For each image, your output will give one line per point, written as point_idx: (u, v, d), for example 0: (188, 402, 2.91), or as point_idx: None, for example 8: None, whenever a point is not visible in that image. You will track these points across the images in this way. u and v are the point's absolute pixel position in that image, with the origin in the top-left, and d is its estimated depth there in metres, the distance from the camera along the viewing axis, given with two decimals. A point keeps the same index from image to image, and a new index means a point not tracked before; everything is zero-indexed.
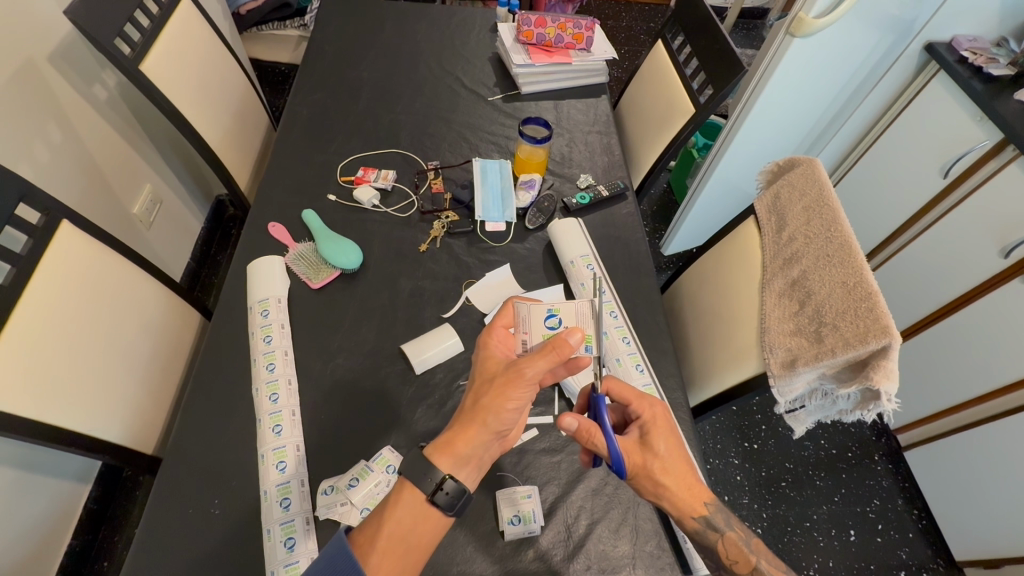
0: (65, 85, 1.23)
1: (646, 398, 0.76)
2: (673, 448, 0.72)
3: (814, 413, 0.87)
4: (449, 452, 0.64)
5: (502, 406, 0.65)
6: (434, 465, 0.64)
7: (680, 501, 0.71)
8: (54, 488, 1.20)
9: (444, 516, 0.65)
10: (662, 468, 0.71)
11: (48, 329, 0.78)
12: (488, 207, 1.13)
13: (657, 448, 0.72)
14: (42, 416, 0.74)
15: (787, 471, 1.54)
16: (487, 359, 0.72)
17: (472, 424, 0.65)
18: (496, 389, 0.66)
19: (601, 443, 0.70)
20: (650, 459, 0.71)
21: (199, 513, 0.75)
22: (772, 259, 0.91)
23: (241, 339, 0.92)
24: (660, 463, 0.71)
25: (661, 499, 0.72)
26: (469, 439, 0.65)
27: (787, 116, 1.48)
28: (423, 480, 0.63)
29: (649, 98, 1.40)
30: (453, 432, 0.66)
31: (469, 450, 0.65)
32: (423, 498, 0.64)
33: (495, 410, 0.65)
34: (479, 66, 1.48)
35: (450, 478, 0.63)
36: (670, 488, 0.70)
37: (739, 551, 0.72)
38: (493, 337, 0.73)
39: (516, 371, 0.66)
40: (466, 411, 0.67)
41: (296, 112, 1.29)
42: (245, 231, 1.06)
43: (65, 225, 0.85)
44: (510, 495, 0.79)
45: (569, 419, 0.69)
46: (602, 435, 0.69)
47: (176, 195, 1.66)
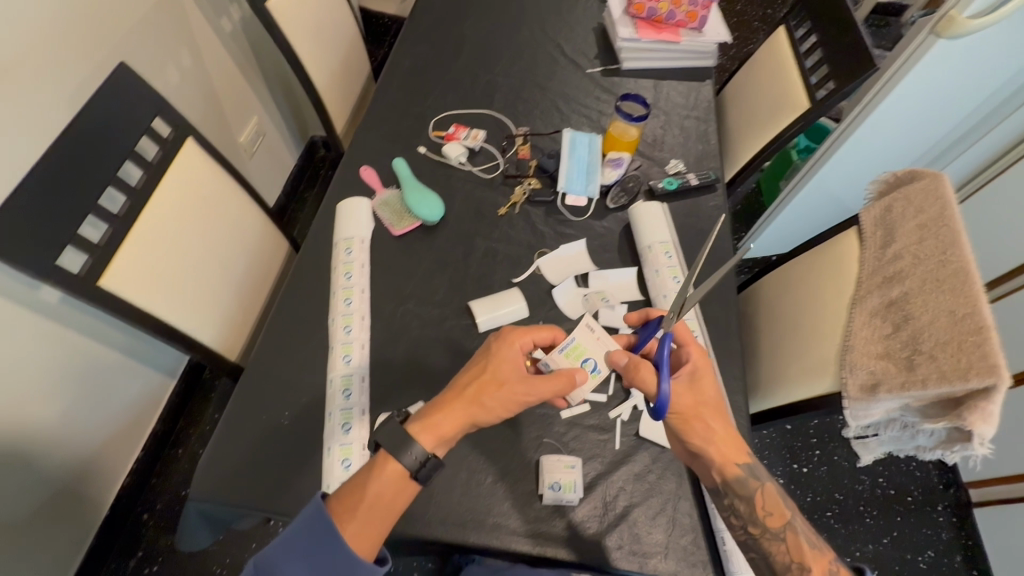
0: (198, 13, 1.32)
1: (697, 346, 0.77)
2: (719, 394, 0.74)
3: (887, 443, 0.82)
4: (434, 433, 0.68)
5: (494, 412, 0.70)
6: (415, 439, 0.67)
7: (723, 448, 0.72)
8: (149, 377, 1.35)
9: (415, 485, 0.67)
10: (711, 412, 0.73)
11: (166, 233, 0.86)
12: (571, 179, 1.12)
13: (706, 394, 0.74)
14: (153, 308, 0.84)
15: (835, 501, 1.47)
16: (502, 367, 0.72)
17: (462, 412, 0.69)
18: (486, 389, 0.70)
19: (650, 382, 0.71)
20: (700, 402, 0.73)
21: (271, 421, 0.83)
22: (871, 275, 0.84)
23: (324, 270, 0.98)
24: (709, 407, 0.73)
25: (705, 446, 0.72)
26: (456, 424, 0.69)
27: (913, 125, 1.34)
28: (401, 452, 0.66)
29: (757, 88, 1.31)
30: (441, 412, 0.69)
31: (452, 432, 0.69)
32: (404, 471, 0.66)
33: (489, 411, 0.70)
34: (582, 35, 1.44)
35: (433, 457, 0.67)
36: (715, 432, 0.72)
37: (776, 503, 0.72)
38: (517, 339, 0.74)
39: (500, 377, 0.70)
40: (458, 396, 0.70)
41: (399, 63, 1.33)
42: (338, 171, 1.11)
43: (190, 141, 0.92)
44: (554, 463, 0.80)
45: (620, 355, 0.75)
46: (652, 373, 0.72)
47: (278, 130, 1.76)
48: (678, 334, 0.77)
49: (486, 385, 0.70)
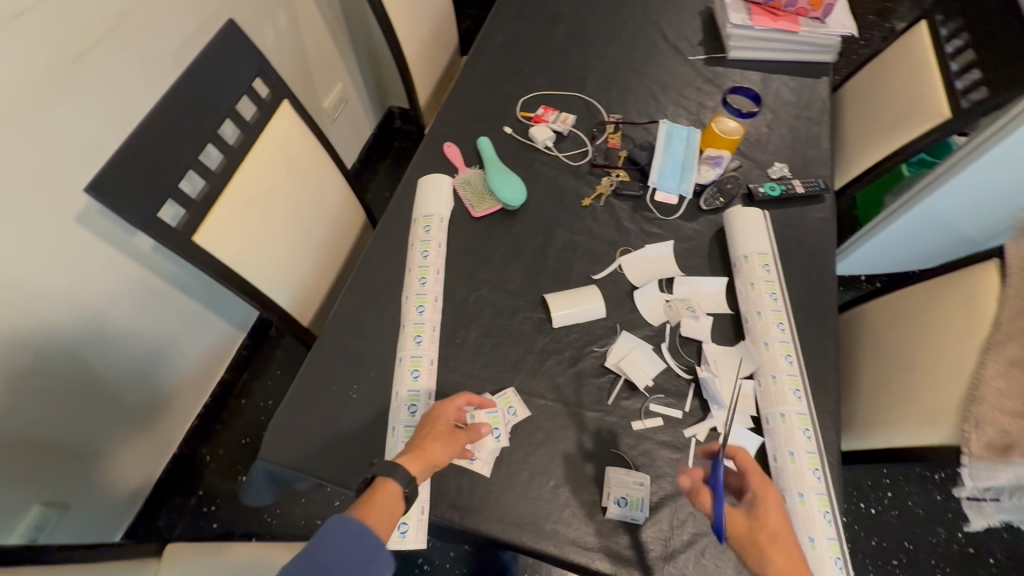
0: None
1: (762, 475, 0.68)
2: (786, 526, 0.64)
3: (1006, 510, 0.75)
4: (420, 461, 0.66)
5: (446, 432, 0.71)
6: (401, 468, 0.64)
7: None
8: (222, 328, 1.41)
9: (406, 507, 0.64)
10: (771, 541, 0.63)
11: (256, 193, 0.87)
12: (664, 174, 1.04)
13: (770, 522, 0.64)
14: (238, 266, 0.85)
15: (904, 551, 1.35)
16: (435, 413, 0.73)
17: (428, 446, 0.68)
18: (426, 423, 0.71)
19: (706, 505, 0.66)
20: (759, 530, 0.64)
21: (339, 392, 0.83)
22: (1010, 318, 0.75)
23: (400, 246, 0.96)
24: (768, 536, 0.63)
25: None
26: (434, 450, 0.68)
27: None
28: (395, 473, 0.63)
29: (883, 90, 1.17)
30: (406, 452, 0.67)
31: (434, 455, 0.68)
32: (398, 491, 0.63)
33: (442, 437, 0.70)
34: (687, 19, 1.34)
35: (414, 482, 0.64)
36: (778, 563, 0.61)
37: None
38: (452, 404, 0.74)
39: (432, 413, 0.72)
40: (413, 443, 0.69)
41: (491, 36, 1.28)
42: (422, 145, 1.09)
43: (285, 103, 0.92)
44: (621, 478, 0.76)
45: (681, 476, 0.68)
46: (708, 495, 0.65)
47: (360, 98, 1.77)
48: (737, 459, 0.69)
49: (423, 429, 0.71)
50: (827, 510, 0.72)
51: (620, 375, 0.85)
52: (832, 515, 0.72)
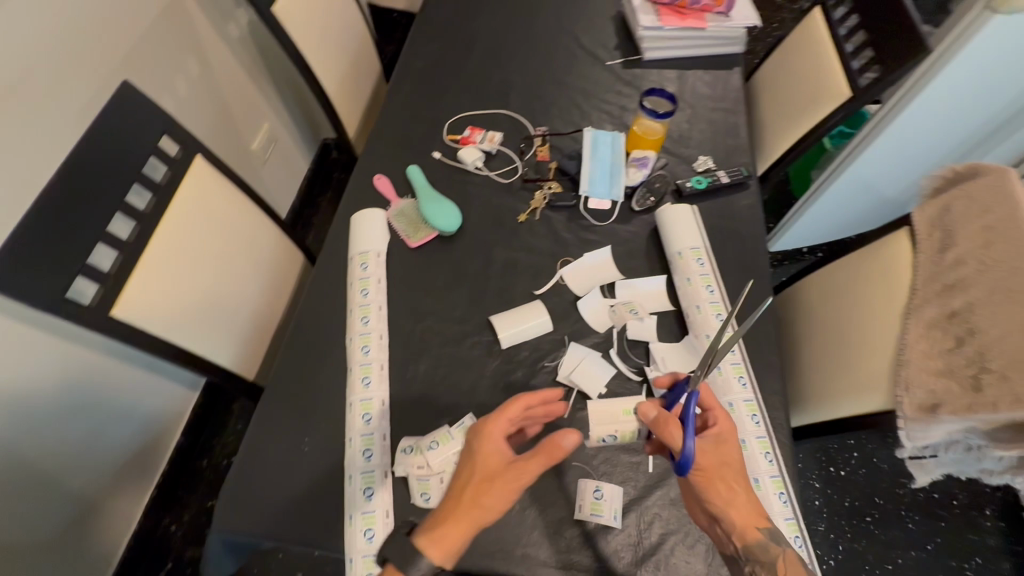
0: (204, 21, 1.29)
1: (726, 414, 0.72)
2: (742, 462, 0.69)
3: (948, 465, 0.75)
4: (439, 544, 0.61)
5: (496, 507, 0.62)
6: (422, 554, 0.60)
7: (744, 515, 0.66)
8: (171, 391, 1.35)
9: None
10: (734, 475, 0.68)
11: (175, 256, 0.85)
12: (594, 182, 1.06)
13: (731, 454, 0.69)
14: (166, 334, 0.83)
15: (875, 506, 1.45)
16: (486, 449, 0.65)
17: (463, 520, 0.62)
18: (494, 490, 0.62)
19: (676, 437, 0.67)
20: (726, 467, 0.68)
21: (291, 448, 0.80)
22: (927, 282, 0.76)
23: (339, 288, 0.95)
24: (732, 469, 0.68)
25: (724, 512, 0.66)
26: (459, 535, 0.61)
27: None
28: (411, 567, 0.60)
29: (792, 72, 1.22)
30: (445, 513, 0.63)
31: (457, 545, 0.61)
32: None
33: (488, 509, 0.62)
34: (599, 25, 1.38)
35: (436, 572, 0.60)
36: (738, 496, 0.67)
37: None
38: (493, 425, 0.66)
39: (516, 472, 0.63)
40: (456, 504, 0.63)
41: (410, 63, 1.28)
42: (352, 181, 1.07)
43: (199, 159, 0.90)
44: (603, 414, 0.80)
45: (649, 409, 0.70)
46: (681, 429, 0.67)
47: (289, 134, 1.73)
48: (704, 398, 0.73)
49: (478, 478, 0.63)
50: (781, 491, 0.76)
51: (572, 388, 0.86)
52: (787, 495, 0.77)
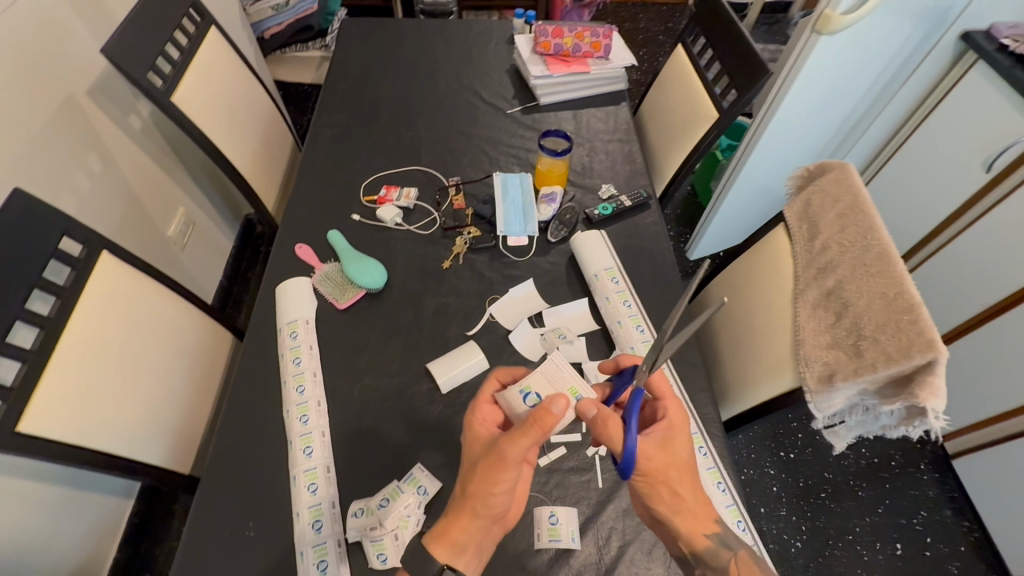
0: (102, 117, 1.28)
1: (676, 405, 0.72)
2: (692, 457, 0.69)
3: (854, 428, 0.82)
4: (444, 541, 0.63)
5: (490, 492, 0.62)
6: (431, 557, 0.62)
7: (689, 519, 0.69)
8: (100, 505, 1.24)
9: None
10: (682, 477, 0.68)
11: (87, 358, 0.81)
12: (509, 222, 1.13)
13: (678, 452, 0.69)
14: (85, 441, 0.79)
15: (826, 481, 1.54)
16: (471, 440, 0.67)
17: (464, 513, 0.63)
18: (483, 475, 0.62)
19: (618, 439, 0.66)
20: (673, 469, 0.68)
21: (235, 536, 0.77)
22: (805, 268, 0.87)
23: (271, 362, 0.94)
24: (680, 471, 0.68)
25: (671, 512, 0.69)
26: (464, 528, 0.63)
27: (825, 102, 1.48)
28: (422, 571, 0.62)
29: (671, 102, 1.38)
30: (448, 519, 0.64)
31: (465, 537, 0.63)
32: None
33: (482, 495, 0.62)
34: (496, 78, 1.49)
35: (449, 569, 0.62)
36: (686, 499, 0.68)
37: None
38: (477, 414, 0.70)
39: (499, 454, 0.61)
40: (458, 498, 0.65)
41: (320, 133, 1.32)
42: (273, 253, 1.08)
43: (105, 255, 0.88)
44: (552, 375, 0.72)
45: (589, 406, 0.68)
46: (622, 430, 0.66)
47: (207, 215, 1.71)
48: (655, 388, 0.73)
49: (470, 467, 0.65)
50: (719, 481, 0.82)
51: None
52: (725, 483, 0.82)
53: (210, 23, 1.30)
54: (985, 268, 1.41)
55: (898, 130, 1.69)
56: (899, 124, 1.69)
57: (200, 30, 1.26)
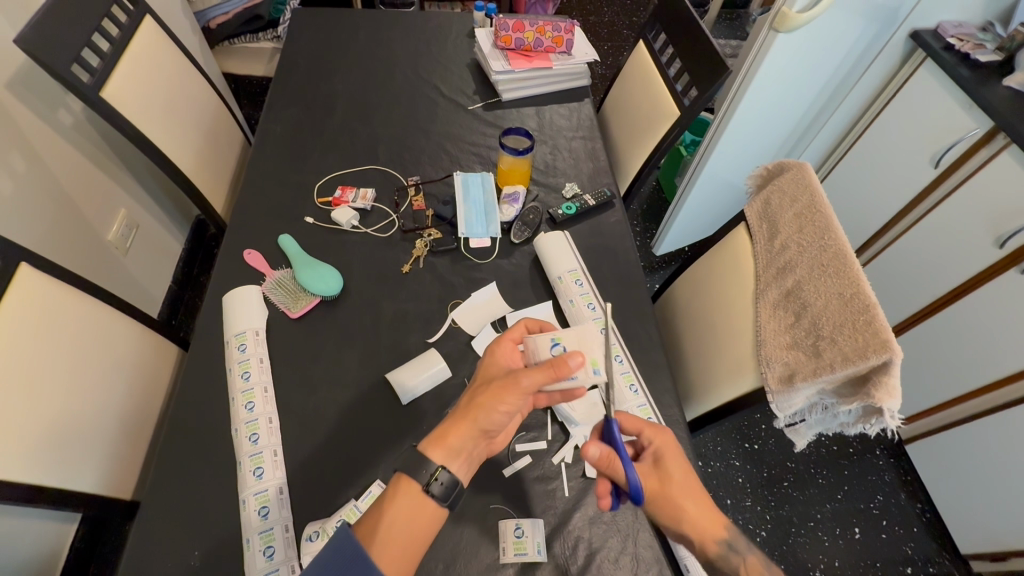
0: (25, 112, 1.18)
1: (656, 426, 0.77)
2: (686, 471, 0.73)
3: (814, 426, 0.82)
4: (442, 445, 0.64)
5: (496, 407, 0.65)
6: (428, 456, 0.63)
7: (700, 527, 0.71)
8: (40, 533, 1.15)
9: (440, 510, 0.63)
10: (680, 491, 0.71)
11: (1, 381, 0.73)
12: (471, 223, 1.10)
13: (671, 472, 0.72)
14: (0, 471, 0.71)
15: (789, 470, 1.58)
16: (488, 365, 0.71)
17: (463, 419, 0.66)
18: (495, 391, 0.66)
19: (621, 471, 0.68)
20: (669, 483, 0.72)
21: (179, 566, 0.72)
22: (765, 268, 0.87)
23: (218, 377, 0.88)
24: (677, 486, 0.72)
25: (684, 527, 0.71)
26: (460, 433, 0.65)
27: (781, 98, 1.50)
28: (418, 473, 0.62)
29: (634, 98, 1.37)
30: (445, 424, 0.66)
31: (459, 442, 0.65)
32: (420, 491, 0.62)
33: (487, 406, 0.66)
34: (457, 73, 1.45)
35: (444, 469, 0.63)
36: (690, 510, 0.71)
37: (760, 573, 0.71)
38: (499, 349, 0.72)
39: (515, 378, 0.65)
40: (460, 406, 0.67)
41: (269, 130, 1.25)
42: (219, 260, 1.02)
43: (24, 266, 0.81)
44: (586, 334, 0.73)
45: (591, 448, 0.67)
46: (621, 460, 0.68)
47: (152, 216, 1.61)
48: (632, 422, 0.76)
49: (481, 384, 0.69)
50: None
51: None
52: None
53: (144, 11, 1.20)
54: (929, 262, 1.48)
55: (856, 125, 1.73)
56: (854, 120, 1.73)
57: (133, 18, 1.17)
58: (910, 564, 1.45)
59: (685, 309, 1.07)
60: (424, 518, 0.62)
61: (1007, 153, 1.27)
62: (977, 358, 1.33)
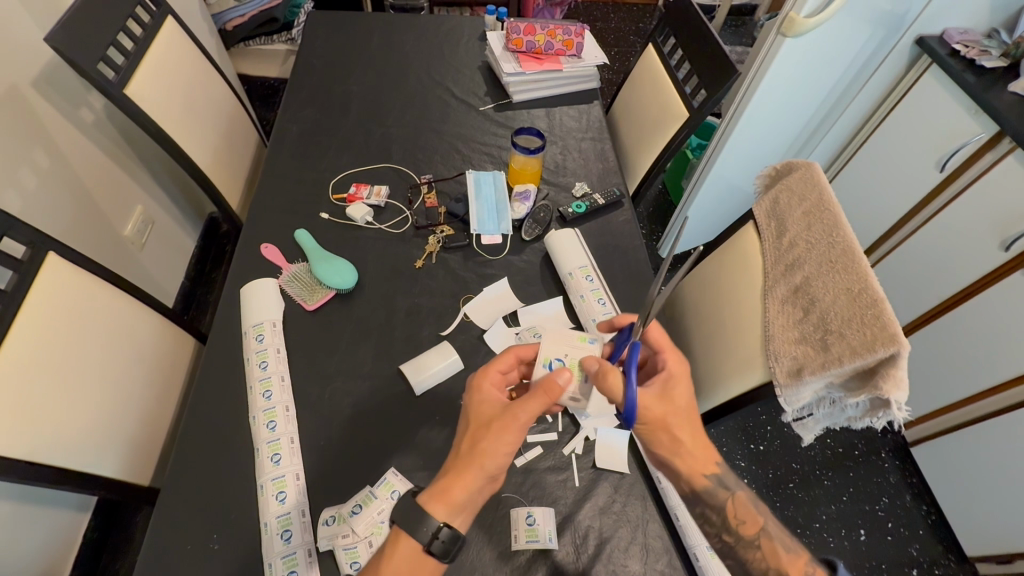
0: (49, 109, 1.21)
1: (678, 354, 0.79)
2: (692, 402, 0.75)
3: (822, 420, 0.84)
4: (444, 500, 0.64)
5: (499, 450, 0.65)
6: (429, 514, 0.63)
7: (689, 461, 0.74)
8: (53, 519, 1.17)
9: (438, 562, 0.64)
10: (679, 421, 0.74)
11: (27, 366, 0.75)
12: (483, 220, 1.12)
13: (678, 402, 0.75)
14: (26, 454, 0.73)
15: (794, 471, 1.59)
16: (479, 401, 0.70)
17: (469, 470, 0.64)
18: (495, 433, 0.65)
19: (619, 387, 0.71)
20: (671, 416, 0.73)
21: (199, 549, 0.73)
22: (774, 265, 0.89)
23: (237, 367, 0.90)
24: (679, 415, 0.74)
25: (673, 454, 0.74)
26: (466, 486, 0.64)
27: (789, 102, 1.52)
28: (417, 528, 0.62)
29: (643, 100, 1.39)
30: (447, 478, 0.65)
31: (465, 496, 0.64)
32: (419, 546, 0.63)
33: (493, 453, 0.65)
34: (468, 75, 1.47)
35: (445, 526, 0.63)
36: (685, 442, 0.74)
37: (747, 511, 0.74)
38: (487, 380, 0.71)
39: (512, 415, 0.66)
40: (461, 456, 0.66)
41: (285, 129, 1.28)
42: (237, 254, 1.04)
43: (52, 256, 0.83)
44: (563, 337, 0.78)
45: (591, 362, 0.73)
46: (621, 377, 0.71)
47: (168, 214, 1.64)
48: (655, 341, 0.79)
49: (477, 428, 0.67)
50: None
51: None
52: None
53: (165, 13, 1.23)
54: (935, 267, 1.49)
55: (862, 130, 1.75)
56: (861, 124, 1.74)
57: (155, 19, 1.20)
58: (916, 566, 1.45)
59: (694, 306, 1.09)
60: (421, 574, 0.63)
61: (1012, 157, 1.28)
62: (984, 359, 1.34)
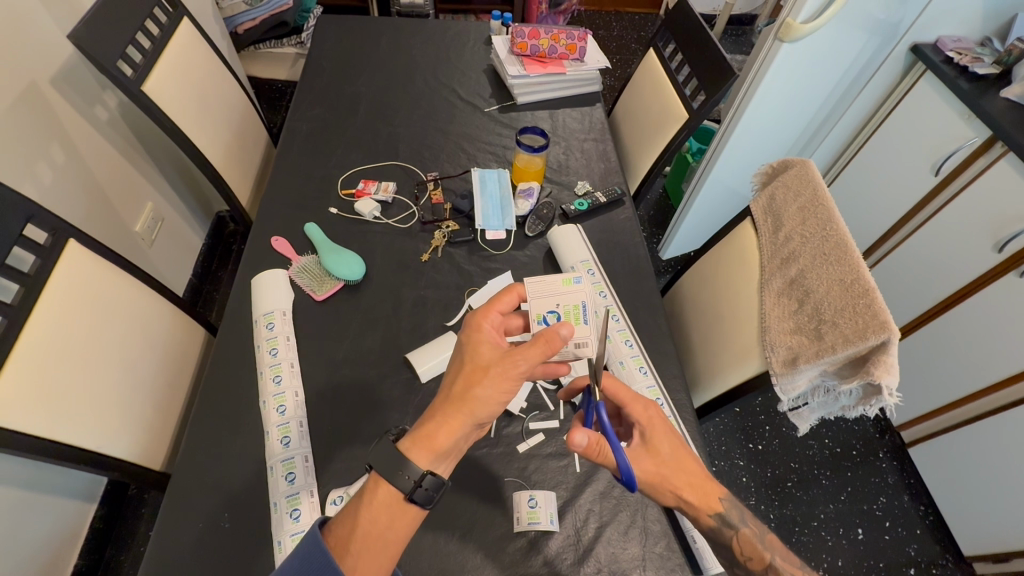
0: (66, 106, 1.24)
1: (640, 400, 0.75)
2: (675, 445, 0.73)
3: (817, 409, 0.86)
4: (430, 446, 0.62)
5: (495, 399, 0.63)
6: (410, 459, 0.61)
7: (697, 502, 0.72)
8: (61, 508, 1.19)
9: (419, 509, 0.62)
10: (675, 471, 0.72)
11: (47, 348, 0.78)
12: (488, 216, 1.15)
13: (661, 449, 0.72)
14: (44, 432, 0.75)
15: (793, 471, 1.60)
16: (475, 343, 0.66)
17: (458, 415, 0.62)
18: (491, 379, 0.62)
19: (611, 455, 0.68)
20: (663, 469, 0.71)
21: (210, 528, 0.76)
22: (771, 259, 0.91)
23: (247, 354, 0.93)
24: (671, 465, 0.72)
25: (679, 502, 0.72)
26: (453, 431, 0.62)
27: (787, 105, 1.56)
28: (396, 475, 0.60)
29: (644, 103, 1.43)
30: (433, 422, 0.63)
31: (450, 442, 0.62)
32: (400, 493, 0.61)
33: (485, 401, 0.62)
34: (474, 77, 1.51)
35: (429, 473, 0.61)
36: (683, 488, 0.71)
37: (753, 547, 0.73)
38: (486, 322, 0.68)
39: (511, 361, 0.63)
40: (451, 400, 0.63)
41: (295, 127, 1.31)
42: (247, 246, 1.07)
43: (72, 243, 0.86)
44: (544, 289, 0.77)
45: (580, 436, 0.66)
46: (610, 444, 0.68)
47: (177, 211, 1.67)
48: (616, 394, 0.74)
49: (471, 371, 0.64)
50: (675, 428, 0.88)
51: None
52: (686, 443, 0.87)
53: (182, 14, 1.27)
54: (931, 268, 1.51)
55: (858, 135, 1.78)
56: (857, 130, 1.78)
57: (172, 20, 1.24)
58: (913, 565, 1.46)
59: (693, 302, 1.11)
60: (399, 521, 0.61)
61: (1004, 160, 1.32)
62: (979, 358, 1.36)
